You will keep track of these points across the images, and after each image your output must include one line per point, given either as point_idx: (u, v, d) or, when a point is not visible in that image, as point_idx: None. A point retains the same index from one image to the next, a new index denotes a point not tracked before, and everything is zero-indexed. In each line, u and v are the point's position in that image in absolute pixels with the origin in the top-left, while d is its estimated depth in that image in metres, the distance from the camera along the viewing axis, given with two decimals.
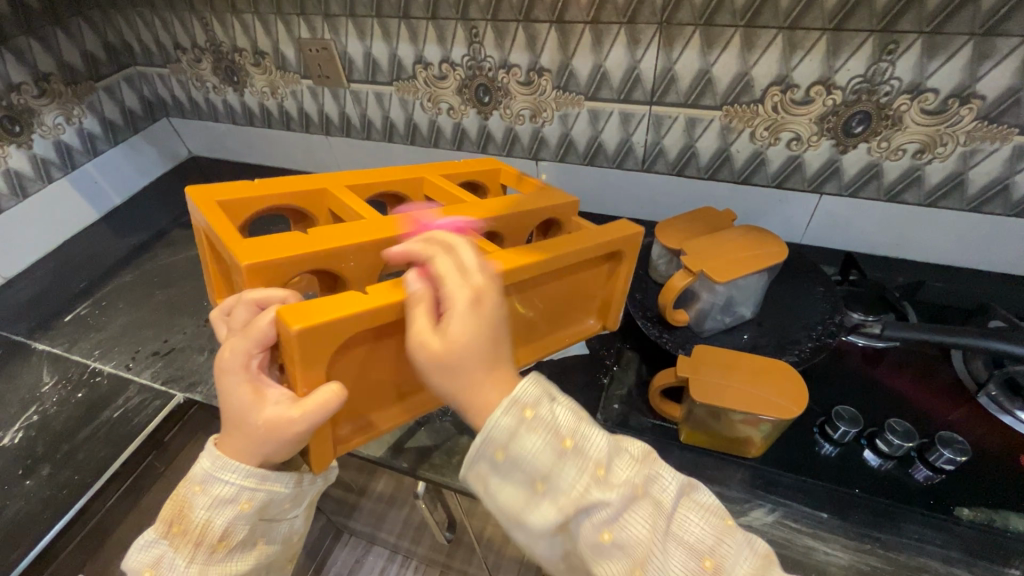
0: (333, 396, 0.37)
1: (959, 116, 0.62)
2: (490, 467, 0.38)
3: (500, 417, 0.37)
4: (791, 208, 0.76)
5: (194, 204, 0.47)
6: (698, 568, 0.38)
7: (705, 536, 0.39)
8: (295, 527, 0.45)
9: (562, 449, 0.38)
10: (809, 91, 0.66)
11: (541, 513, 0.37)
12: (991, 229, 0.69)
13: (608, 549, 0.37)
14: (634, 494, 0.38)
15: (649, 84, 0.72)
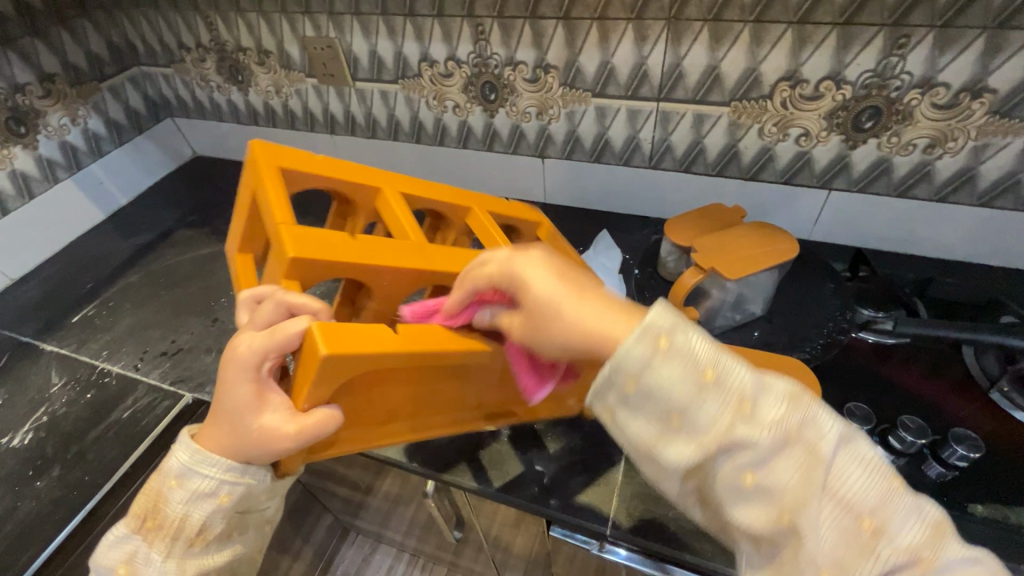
0: (331, 423, 0.38)
1: (970, 110, 0.61)
2: (620, 399, 0.35)
3: (631, 347, 0.34)
4: (799, 204, 0.76)
5: (254, 160, 0.45)
6: (854, 527, 0.33)
7: (867, 492, 0.33)
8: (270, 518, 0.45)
9: (701, 382, 0.34)
10: (818, 86, 0.65)
11: (677, 447, 0.35)
12: (1003, 224, 0.69)
13: (750, 492, 0.34)
14: (786, 439, 0.34)
15: (657, 81, 0.71)
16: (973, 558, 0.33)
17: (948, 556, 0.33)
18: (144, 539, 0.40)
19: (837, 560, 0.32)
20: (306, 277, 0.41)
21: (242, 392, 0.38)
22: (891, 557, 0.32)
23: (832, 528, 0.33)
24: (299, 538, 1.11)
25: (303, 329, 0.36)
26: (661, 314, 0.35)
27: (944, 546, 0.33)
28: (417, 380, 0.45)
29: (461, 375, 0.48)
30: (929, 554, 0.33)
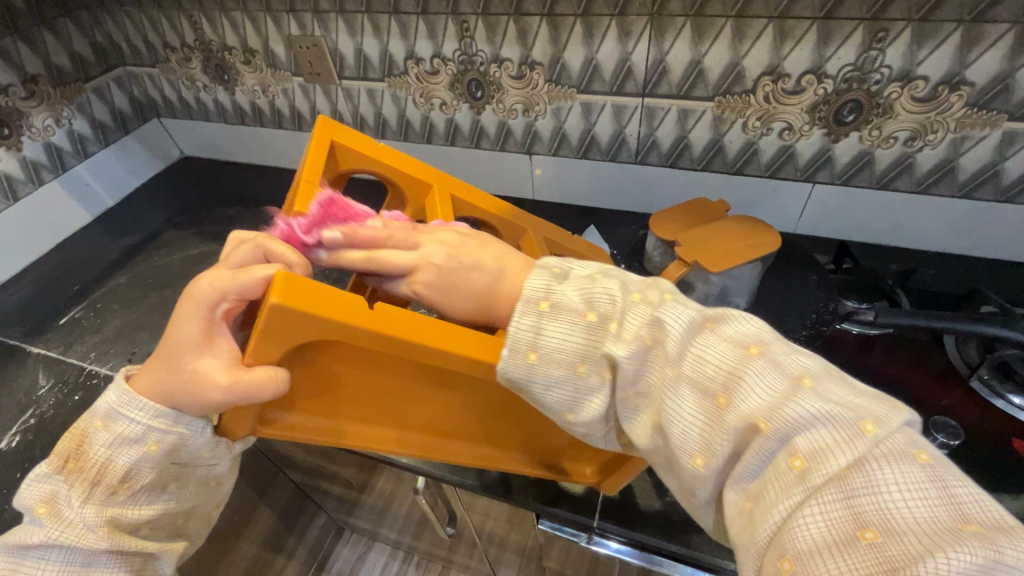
0: (267, 389, 0.35)
1: (948, 103, 0.62)
2: (527, 373, 0.38)
3: (518, 322, 0.38)
4: (784, 198, 0.77)
5: (316, 130, 0.50)
6: (710, 409, 0.32)
7: (717, 372, 0.33)
8: (213, 473, 0.44)
9: (582, 324, 0.37)
10: (800, 81, 0.66)
11: (588, 393, 0.38)
12: (983, 215, 0.70)
13: (636, 402, 0.36)
14: (643, 345, 0.35)
15: (641, 76, 0.72)
16: (850, 417, 0.29)
17: (800, 413, 0.29)
18: (67, 479, 0.40)
19: (700, 444, 0.32)
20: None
21: (191, 329, 0.37)
22: (740, 429, 0.31)
23: (689, 415, 0.33)
24: (293, 537, 1.11)
25: (270, 275, 0.35)
26: (537, 279, 0.39)
27: (794, 406, 0.29)
28: (385, 382, 0.42)
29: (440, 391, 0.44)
30: (774, 419, 0.29)
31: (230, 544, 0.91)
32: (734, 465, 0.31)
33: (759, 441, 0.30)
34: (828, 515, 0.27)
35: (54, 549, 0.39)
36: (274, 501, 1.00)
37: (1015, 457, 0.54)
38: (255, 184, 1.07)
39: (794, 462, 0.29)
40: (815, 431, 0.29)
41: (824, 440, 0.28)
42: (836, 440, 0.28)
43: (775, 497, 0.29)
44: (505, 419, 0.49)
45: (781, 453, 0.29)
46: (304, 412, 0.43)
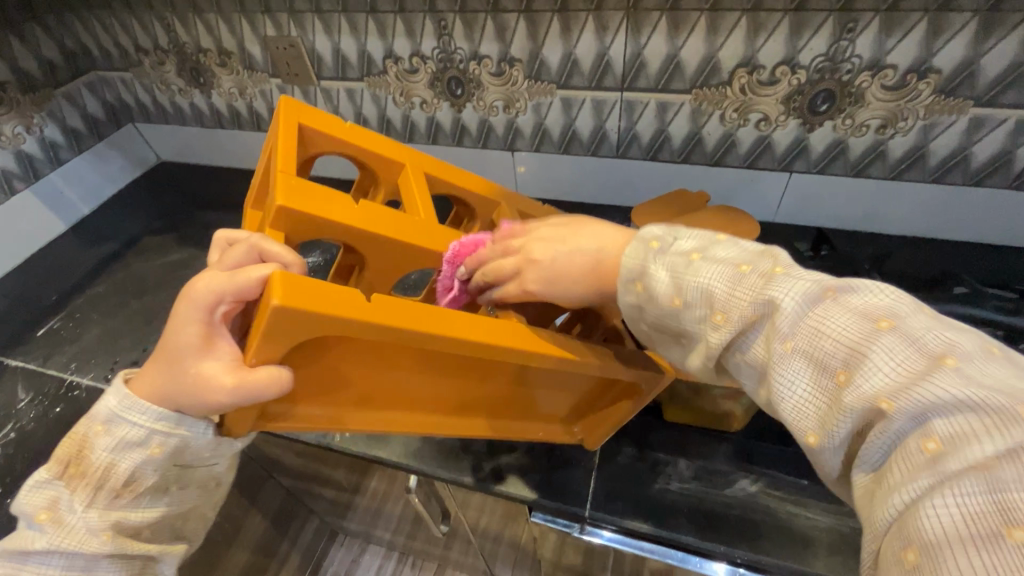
0: (269, 390, 0.36)
1: (917, 91, 0.64)
2: (646, 333, 0.40)
3: (623, 297, 0.39)
4: (764, 187, 0.78)
5: (279, 115, 0.48)
6: (829, 387, 0.30)
7: (837, 348, 0.30)
8: (216, 473, 0.44)
9: (671, 304, 0.36)
10: (774, 72, 0.67)
11: (690, 361, 0.38)
12: (953, 199, 0.72)
13: (746, 376, 0.35)
14: (748, 320, 0.33)
15: (619, 71, 0.73)
16: (1003, 404, 0.24)
17: (939, 392, 0.26)
18: (68, 484, 0.40)
19: (815, 423, 0.30)
20: (293, 230, 0.42)
21: (190, 332, 0.37)
22: (863, 409, 0.28)
23: (804, 393, 0.31)
24: (286, 542, 1.10)
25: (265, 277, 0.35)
26: (631, 258, 0.39)
27: (929, 385, 0.26)
28: (393, 369, 0.43)
29: (441, 375, 0.45)
30: (904, 399, 0.26)
31: (222, 551, 0.91)
32: (859, 447, 0.29)
33: (883, 422, 0.27)
34: (966, 513, 0.23)
35: (56, 555, 0.39)
36: (266, 507, 0.99)
37: None
38: (235, 187, 1.06)
39: (927, 448, 0.25)
40: (955, 416, 0.25)
41: (965, 426, 0.25)
42: (979, 428, 0.24)
43: (902, 484, 0.26)
44: (501, 394, 0.51)
45: (914, 438, 0.26)
46: (308, 404, 0.43)
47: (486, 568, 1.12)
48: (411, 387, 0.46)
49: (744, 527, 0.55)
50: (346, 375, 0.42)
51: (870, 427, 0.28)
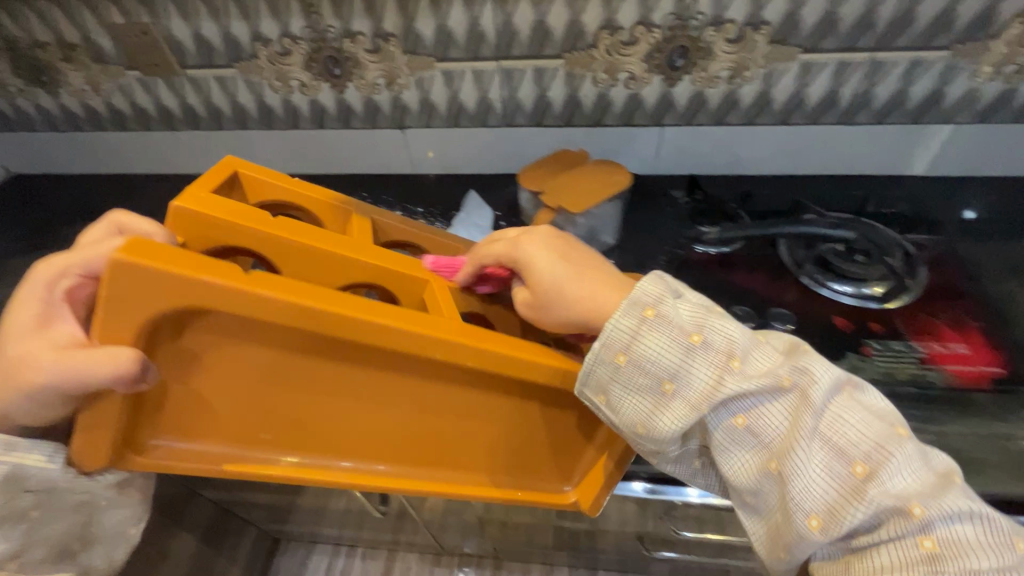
0: (107, 370, 0.38)
1: (755, 42, 0.71)
2: (612, 369, 0.43)
3: (620, 319, 0.43)
4: (640, 143, 0.84)
5: (220, 166, 0.57)
6: (848, 474, 0.38)
7: (861, 443, 0.38)
8: (83, 501, 0.49)
9: (688, 344, 0.41)
10: (633, 32, 0.72)
11: (668, 404, 0.42)
12: (799, 138, 0.81)
13: (745, 442, 0.41)
14: (776, 385, 0.40)
15: (493, 40, 0.75)
16: (992, 530, 0.36)
17: (947, 509, 0.36)
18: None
19: (825, 511, 0.38)
20: (198, 239, 0.48)
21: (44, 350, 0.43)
22: (889, 508, 0.37)
23: (823, 472, 0.38)
24: (223, 558, 1.06)
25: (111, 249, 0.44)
26: (650, 287, 0.43)
27: (948, 501, 0.36)
28: (265, 388, 0.46)
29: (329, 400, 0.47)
30: (926, 508, 0.36)
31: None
32: (858, 528, 0.38)
33: (904, 521, 0.36)
34: None
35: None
36: (193, 525, 0.95)
37: (837, 331, 0.66)
38: (105, 193, 0.97)
39: (925, 546, 0.36)
40: (958, 530, 0.36)
41: (959, 537, 0.35)
42: (976, 545, 0.35)
43: None
44: (413, 434, 0.50)
45: (920, 536, 0.36)
46: (171, 427, 0.47)
47: (437, 541, 1.15)
48: (309, 424, 0.48)
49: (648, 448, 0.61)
50: (231, 407, 0.47)
51: (883, 520, 0.37)
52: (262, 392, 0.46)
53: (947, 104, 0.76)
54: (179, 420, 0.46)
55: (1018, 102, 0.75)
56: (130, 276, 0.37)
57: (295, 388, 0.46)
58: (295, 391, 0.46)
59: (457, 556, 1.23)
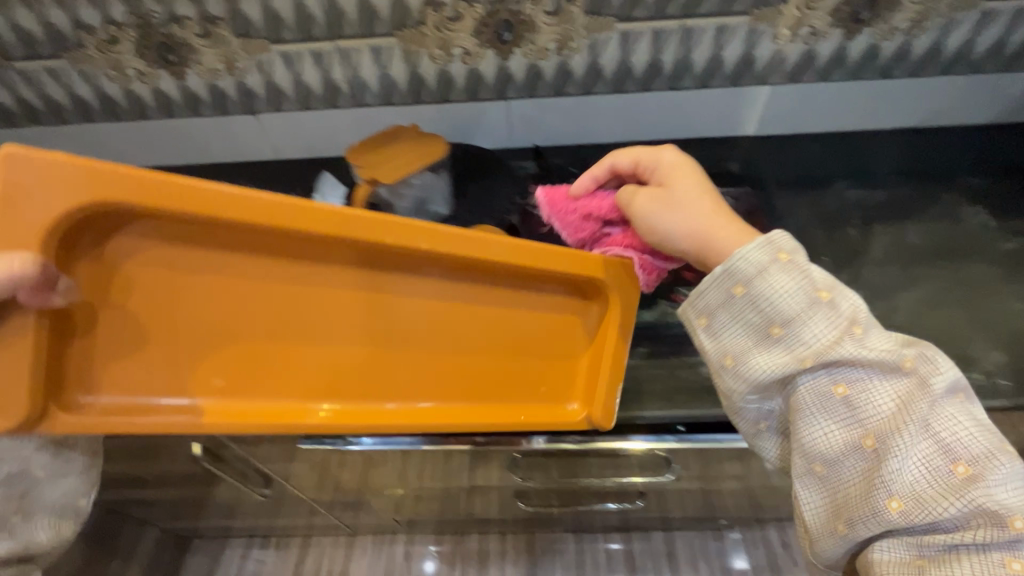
0: (3, 273, 0.39)
1: (572, 13, 0.75)
2: (729, 298, 0.47)
3: (751, 252, 0.46)
4: (490, 117, 0.88)
5: None
6: (950, 471, 0.41)
7: (970, 446, 0.41)
8: (46, 465, 0.61)
9: (816, 299, 0.44)
10: (456, 8, 0.74)
11: (769, 345, 0.46)
12: (635, 104, 0.86)
13: (839, 408, 0.44)
14: (895, 368, 0.43)
15: (322, 20, 0.75)
16: None
17: None
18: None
19: (911, 498, 0.41)
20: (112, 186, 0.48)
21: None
22: (987, 510, 0.39)
23: (922, 459, 0.41)
24: (119, 559, 1.05)
25: None
26: (783, 239, 0.46)
27: None
28: (257, 329, 0.52)
29: (308, 314, 0.52)
30: None
31: None
32: (938, 526, 0.40)
33: (997, 529, 0.39)
34: None
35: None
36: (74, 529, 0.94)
37: None
38: None
39: (1007, 561, 0.38)
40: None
41: None
42: None
43: None
44: (414, 372, 0.57)
45: (1007, 553, 0.38)
46: (115, 368, 0.50)
47: (346, 520, 1.18)
48: (307, 368, 0.55)
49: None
50: (217, 346, 0.52)
51: (973, 523, 0.39)
52: (237, 321, 0.51)
53: (759, 66, 0.81)
54: (122, 363, 0.50)
55: (821, 62, 0.81)
56: (33, 175, 0.40)
57: (286, 326, 0.52)
58: (285, 328, 0.52)
59: (372, 534, 1.25)
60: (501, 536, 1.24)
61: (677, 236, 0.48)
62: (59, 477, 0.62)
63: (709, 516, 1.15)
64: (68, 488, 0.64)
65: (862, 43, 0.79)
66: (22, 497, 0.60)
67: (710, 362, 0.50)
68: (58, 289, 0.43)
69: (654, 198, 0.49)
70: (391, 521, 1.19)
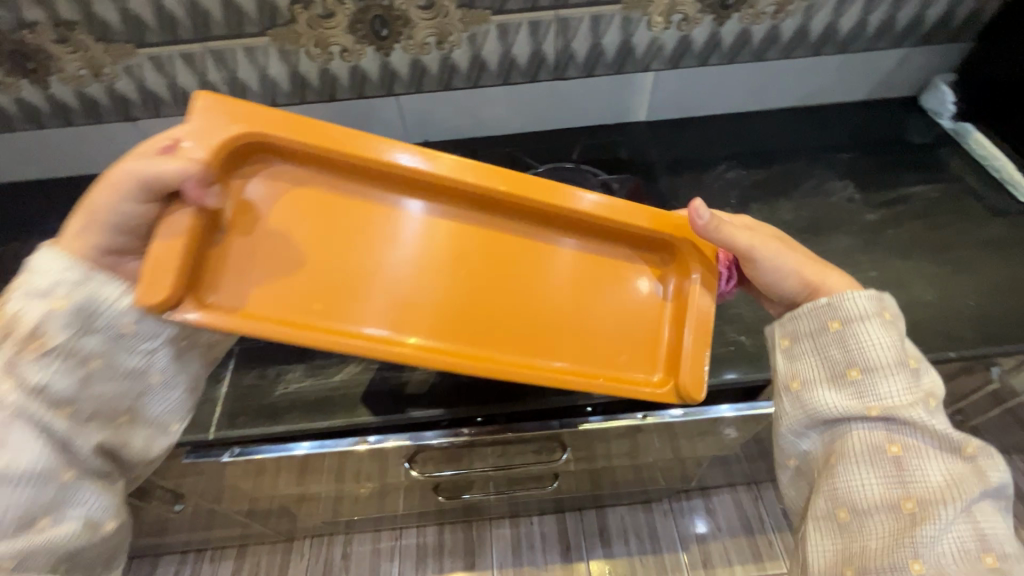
0: (179, 165, 0.40)
1: (446, 7, 0.75)
2: (821, 331, 0.50)
3: (855, 303, 0.50)
4: (382, 113, 0.87)
5: None
6: (976, 556, 0.41)
7: (998, 541, 0.42)
8: (152, 363, 0.46)
9: (908, 361, 0.47)
10: (325, 5, 0.73)
11: (839, 384, 0.49)
12: (525, 95, 0.87)
13: (887, 465, 0.45)
14: (955, 448, 0.45)
15: (187, 21, 0.73)
16: None
17: None
18: (33, 359, 0.41)
19: (929, 562, 0.41)
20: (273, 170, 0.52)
21: (128, 208, 0.43)
22: None
23: (954, 534, 0.42)
24: None
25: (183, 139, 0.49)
26: (883, 302, 0.51)
27: None
28: (377, 260, 0.48)
29: (444, 265, 0.49)
30: None
31: None
32: None
33: None
34: None
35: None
36: None
37: None
38: None
39: None
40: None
41: None
42: None
43: None
44: (529, 325, 0.50)
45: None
46: (236, 280, 0.44)
47: (279, 528, 1.16)
48: (422, 306, 0.48)
49: (347, 404, 0.64)
50: (341, 278, 0.47)
51: None
52: (367, 254, 0.47)
53: (639, 53, 0.83)
54: (250, 274, 0.45)
55: (698, 47, 0.83)
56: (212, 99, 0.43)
57: (406, 261, 0.48)
58: (406, 262, 0.48)
59: (309, 538, 1.24)
60: (438, 529, 1.25)
61: (791, 272, 0.53)
62: (169, 386, 0.48)
63: (636, 491, 1.18)
64: (173, 402, 0.49)
65: (733, 28, 0.81)
66: (128, 404, 0.46)
67: (779, 385, 0.52)
68: (214, 189, 0.41)
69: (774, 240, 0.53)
70: (325, 524, 1.18)
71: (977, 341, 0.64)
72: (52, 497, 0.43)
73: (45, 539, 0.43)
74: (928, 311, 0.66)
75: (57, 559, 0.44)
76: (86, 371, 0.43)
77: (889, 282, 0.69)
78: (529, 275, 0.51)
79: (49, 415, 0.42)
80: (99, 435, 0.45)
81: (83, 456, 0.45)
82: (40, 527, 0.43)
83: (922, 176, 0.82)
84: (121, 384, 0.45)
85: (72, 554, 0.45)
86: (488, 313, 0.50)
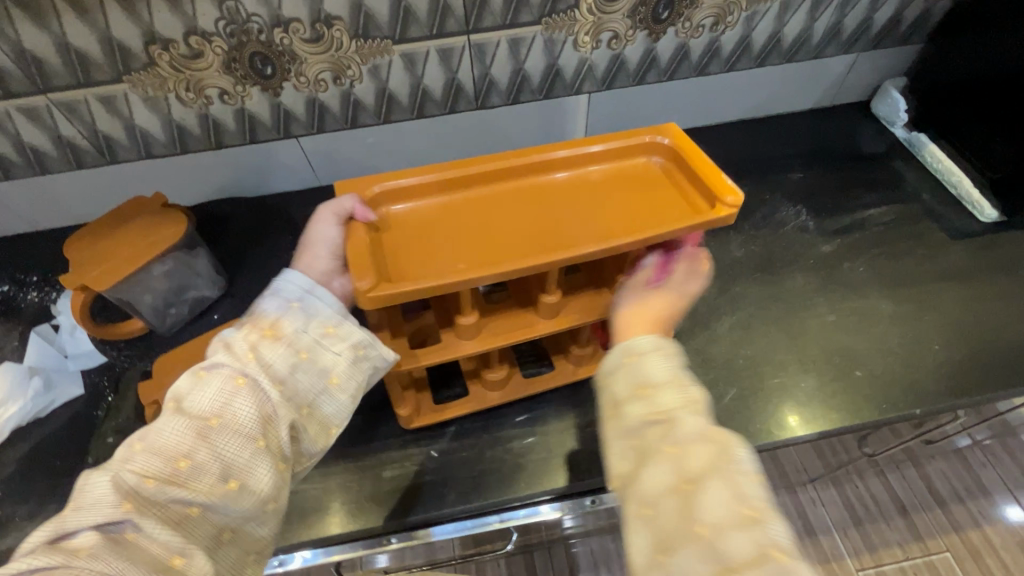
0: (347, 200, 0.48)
1: (337, 38, 0.64)
2: (620, 362, 0.44)
3: (638, 341, 0.45)
4: (285, 158, 0.76)
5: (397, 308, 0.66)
6: (742, 514, 0.36)
7: (758, 496, 0.37)
8: (336, 364, 0.45)
9: (678, 378, 0.43)
10: (189, 44, 0.61)
11: (628, 404, 0.42)
12: (444, 128, 0.77)
13: (664, 461, 0.39)
14: (710, 434, 0.40)
15: (18, 72, 0.60)
16: None
17: None
18: (270, 342, 0.43)
19: (709, 521, 0.36)
20: None
21: (329, 229, 0.49)
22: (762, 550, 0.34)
23: (722, 499, 0.36)
24: None
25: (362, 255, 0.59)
26: (646, 341, 0.45)
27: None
28: (480, 226, 0.51)
29: (535, 215, 0.52)
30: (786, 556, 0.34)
31: None
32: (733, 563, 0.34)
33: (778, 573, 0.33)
34: None
35: (147, 453, 0.38)
36: None
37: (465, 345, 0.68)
38: None
39: None
40: None
41: None
42: None
43: None
44: (603, 222, 0.51)
45: None
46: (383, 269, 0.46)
47: None
48: (525, 241, 0.49)
49: None
50: (461, 241, 0.49)
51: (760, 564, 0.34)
52: (469, 228, 0.50)
53: (568, 76, 0.74)
54: (392, 267, 0.47)
55: (632, 65, 0.74)
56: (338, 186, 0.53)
57: (503, 222, 0.51)
58: (503, 222, 0.51)
59: None
60: None
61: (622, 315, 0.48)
62: (340, 387, 0.45)
63: (609, 530, 1.11)
64: (345, 408, 0.45)
65: (669, 43, 0.72)
66: (310, 399, 0.44)
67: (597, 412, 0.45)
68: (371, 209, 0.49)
69: (633, 291, 0.49)
70: None
71: (944, 392, 0.59)
72: (246, 463, 0.39)
73: (227, 506, 0.38)
74: (891, 359, 0.61)
75: (223, 530, 0.39)
76: (297, 359, 0.43)
77: (849, 327, 0.64)
78: (583, 192, 0.54)
79: (267, 390, 0.41)
80: (291, 420, 0.42)
81: (275, 434, 0.41)
82: (225, 490, 0.38)
83: (879, 196, 0.77)
84: (315, 378, 0.44)
85: (237, 530, 0.40)
86: (575, 232, 0.50)
